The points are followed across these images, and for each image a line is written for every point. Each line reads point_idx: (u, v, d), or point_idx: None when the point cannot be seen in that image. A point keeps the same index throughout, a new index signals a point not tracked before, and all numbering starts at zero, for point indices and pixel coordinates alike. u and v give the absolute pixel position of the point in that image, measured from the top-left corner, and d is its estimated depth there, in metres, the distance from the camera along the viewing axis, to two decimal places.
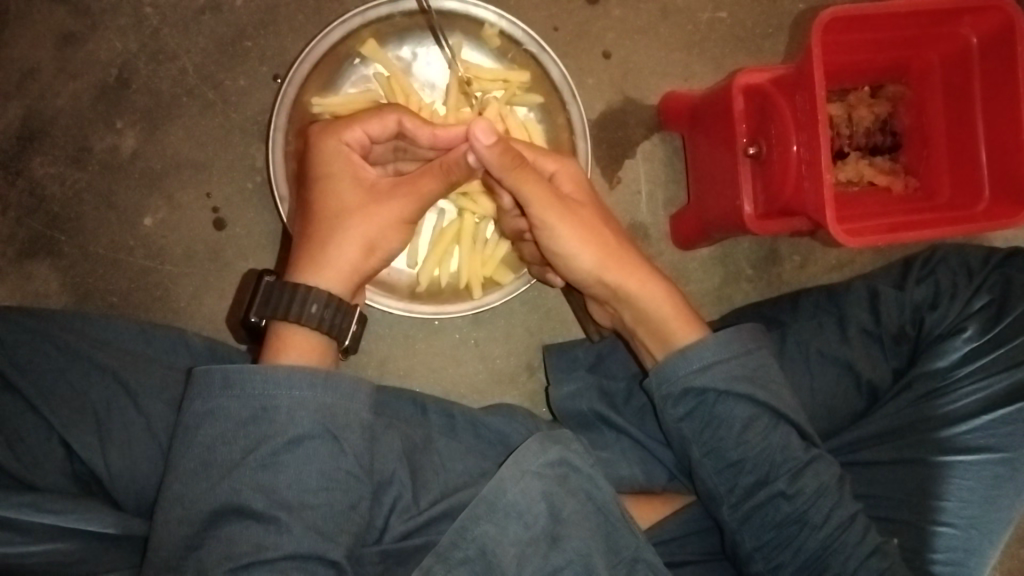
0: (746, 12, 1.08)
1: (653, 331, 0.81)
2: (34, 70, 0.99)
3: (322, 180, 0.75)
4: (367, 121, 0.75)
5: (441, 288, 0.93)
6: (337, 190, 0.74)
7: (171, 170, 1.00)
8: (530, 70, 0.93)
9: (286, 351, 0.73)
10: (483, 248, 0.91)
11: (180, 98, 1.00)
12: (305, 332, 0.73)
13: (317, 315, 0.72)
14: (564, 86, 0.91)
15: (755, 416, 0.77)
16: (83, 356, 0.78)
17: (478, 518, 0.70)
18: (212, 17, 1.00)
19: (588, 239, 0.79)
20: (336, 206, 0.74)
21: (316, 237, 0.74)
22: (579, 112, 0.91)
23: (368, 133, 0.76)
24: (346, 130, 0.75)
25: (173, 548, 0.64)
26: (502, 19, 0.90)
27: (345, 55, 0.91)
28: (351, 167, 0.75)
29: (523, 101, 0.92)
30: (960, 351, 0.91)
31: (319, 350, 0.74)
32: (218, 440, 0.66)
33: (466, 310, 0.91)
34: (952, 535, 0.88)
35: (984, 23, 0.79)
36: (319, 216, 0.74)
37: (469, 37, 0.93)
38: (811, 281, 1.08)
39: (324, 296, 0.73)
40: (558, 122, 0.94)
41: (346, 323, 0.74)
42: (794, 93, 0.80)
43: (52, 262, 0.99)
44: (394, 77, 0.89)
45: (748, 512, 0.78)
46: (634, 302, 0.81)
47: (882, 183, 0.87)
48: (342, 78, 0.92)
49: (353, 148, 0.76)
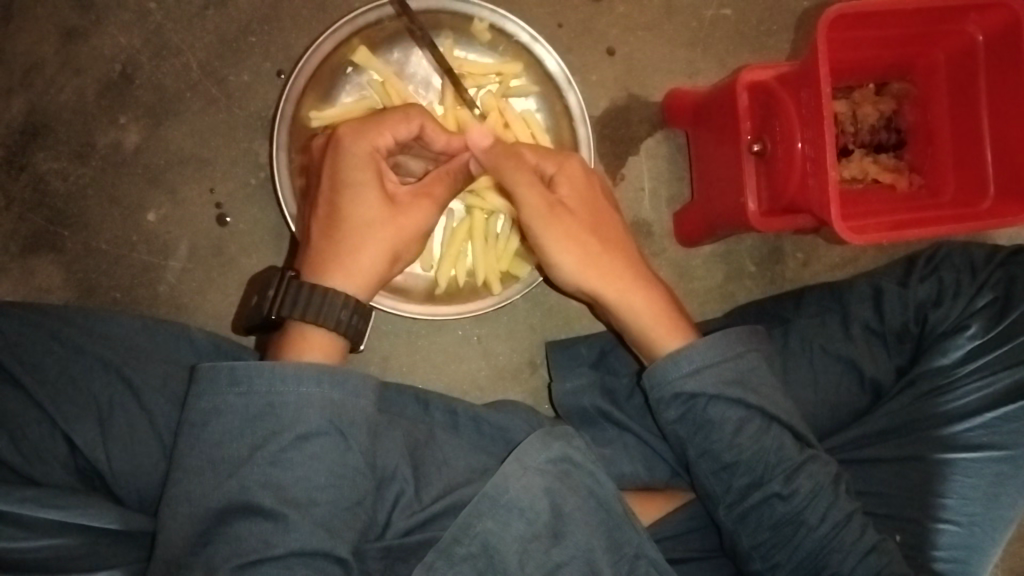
0: (751, 9, 1.08)
1: (640, 340, 0.81)
2: (38, 65, 0.99)
3: (347, 186, 0.74)
4: (396, 125, 0.76)
5: (459, 288, 0.94)
6: (366, 199, 0.74)
7: (174, 166, 1.00)
8: (523, 60, 0.93)
9: (306, 349, 0.73)
10: (496, 243, 0.91)
11: (183, 93, 1.00)
12: (323, 332, 0.73)
13: (338, 317, 0.73)
14: (560, 74, 0.92)
15: (747, 418, 0.77)
16: (88, 351, 0.78)
17: (480, 515, 0.70)
18: (215, 13, 1.00)
19: (570, 241, 0.78)
20: (364, 215, 0.74)
21: (339, 242, 0.74)
22: (577, 98, 0.92)
23: (397, 137, 0.76)
24: (377, 135, 0.75)
25: (183, 544, 0.64)
26: (491, 12, 0.90)
27: (337, 65, 0.90)
28: (378, 173, 0.75)
29: (518, 91, 0.93)
30: (963, 349, 0.91)
31: (336, 349, 0.74)
32: (226, 437, 0.66)
33: (490, 307, 0.92)
34: (954, 533, 0.88)
35: (990, 20, 0.79)
36: (345, 221, 0.74)
37: (459, 35, 0.93)
38: (813, 279, 1.08)
39: (348, 301, 0.73)
40: (556, 107, 0.94)
41: (362, 326, 0.75)
42: (799, 89, 0.80)
43: (56, 257, 0.99)
44: (388, 81, 0.89)
45: (742, 513, 0.78)
46: (613, 310, 0.81)
47: (886, 180, 0.87)
48: (338, 88, 0.92)
49: (380, 152, 0.75)
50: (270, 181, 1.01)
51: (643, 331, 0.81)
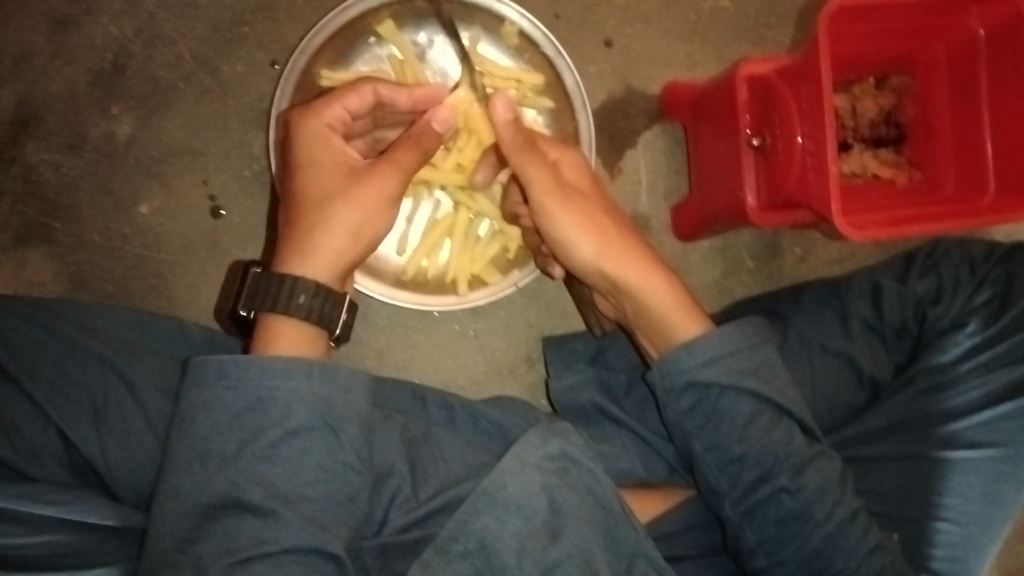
0: (749, 1, 1.07)
1: (655, 326, 0.80)
2: (29, 54, 0.97)
3: (302, 165, 0.74)
4: (345, 96, 0.76)
5: (427, 280, 0.93)
6: (319, 176, 0.73)
7: (168, 158, 0.99)
8: (545, 75, 0.93)
9: (277, 344, 0.72)
10: (474, 245, 0.91)
11: (177, 84, 0.98)
12: (294, 323, 0.72)
13: (306, 305, 0.72)
14: (577, 95, 0.92)
15: (758, 411, 0.77)
16: (80, 346, 0.77)
17: (478, 511, 0.70)
18: (209, 2, 0.99)
19: (588, 229, 0.78)
20: (319, 193, 0.73)
21: (299, 223, 0.73)
22: (588, 124, 0.93)
23: (348, 109, 0.76)
24: (325, 110, 0.75)
25: (172, 541, 0.63)
26: (523, 19, 0.91)
27: (361, 31, 0.91)
28: (331, 150, 0.74)
29: (534, 104, 0.92)
30: (962, 345, 0.91)
31: (309, 341, 0.73)
32: (212, 432, 0.65)
33: (449, 306, 0.92)
34: (951, 531, 0.87)
35: (992, 16, 0.78)
36: (302, 201, 0.73)
37: (488, 32, 0.93)
38: (811, 274, 1.07)
39: (311, 286, 0.72)
40: (566, 131, 0.94)
41: (335, 314, 0.73)
42: (799, 83, 0.79)
43: (47, 250, 0.98)
44: (407, 61, 0.89)
45: (750, 507, 0.78)
46: (635, 294, 0.80)
47: (886, 175, 0.87)
48: (355, 54, 0.91)
49: (333, 127, 0.75)
50: (265, 173, 1.00)
51: (663, 318, 0.79)
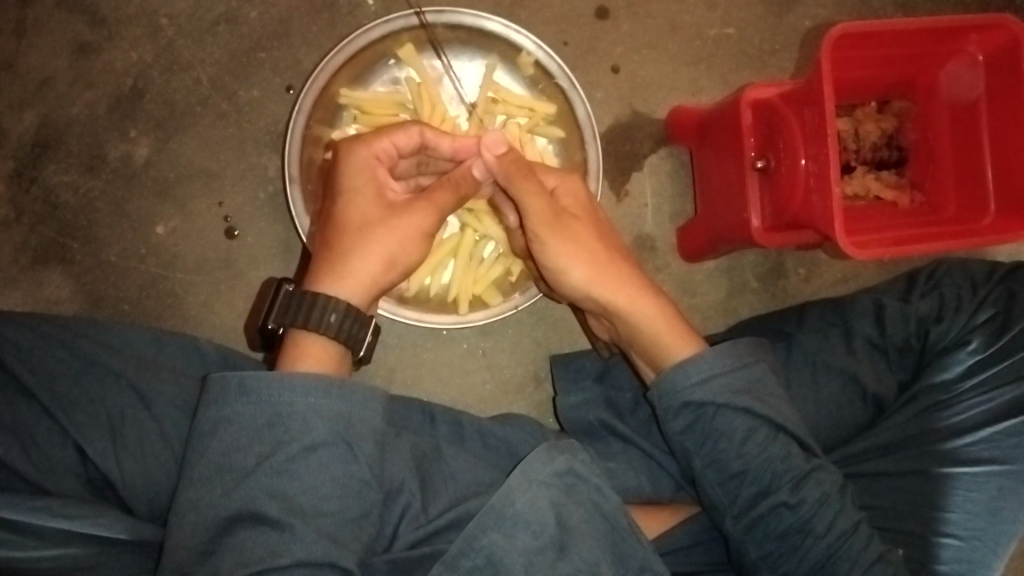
0: (753, 28, 1.09)
1: (650, 347, 0.82)
2: (50, 78, 1.00)
3: (345, 192, 0.75)
4: (394, 133, 0.76)
5: (429, 297, 0.94)
6: (360, 203, 0.75)
7: (185, 179, 1.01)
8: (557, 104, 0.95)
9: (303, 359, 0.73)
10: (478, 265, 0.93)
11: (194, 107, 1.01)
12: (323, 341, 0.74)
13: (336, 324, 0.73)
14: (587, 124, 0.93)
15: (754, 428, 0.78)
16: (99, 363, 0.79)
17: (486, 527, 0.70)
18: (226, 29, 1.01)
19: (578, 255, 0.80)
20: (358, 219, 0.75)
21: (336, 246, 0.75)
22: (597, 153, 0.94)
23: (396, 144, 0.76)
24: (375, 143, 0.75)
25: (190, 552, 0.65)
26: (540, 49, 0.93)
27: (381, 54, 0.94)
28: (375, 181, 0.76)
29: (545, 132, 0.94)
30: (965, 363, 0.92)
31: (331, 358, 0.74)
32: (234, 446, 0.67)
33: (447, 324, 0.93)
34: (958, 546, 0.88)
35: (990, 41, 0.80)
36: (341, 227, 0.75)
37: (505, 61, 0.96)
38: (815, 294, 1.09)
39: (343, 306, 0.73)
40: (575, 159, 0.96)
41: (361, 334, 0.75)
42: (803, 107, 0.81)
43: (64, 269, 1.00)
44: (424, 85, 0.91)
45: (750, 522, 0.79)
46: (628, 322, 0.82)
47: (889, 198, 0.89)
48: (374, 75, 0.95)
49: (380, 160, 0.76)
50: (279, 194, 1.02)
51: (655, 340, 0.81)
